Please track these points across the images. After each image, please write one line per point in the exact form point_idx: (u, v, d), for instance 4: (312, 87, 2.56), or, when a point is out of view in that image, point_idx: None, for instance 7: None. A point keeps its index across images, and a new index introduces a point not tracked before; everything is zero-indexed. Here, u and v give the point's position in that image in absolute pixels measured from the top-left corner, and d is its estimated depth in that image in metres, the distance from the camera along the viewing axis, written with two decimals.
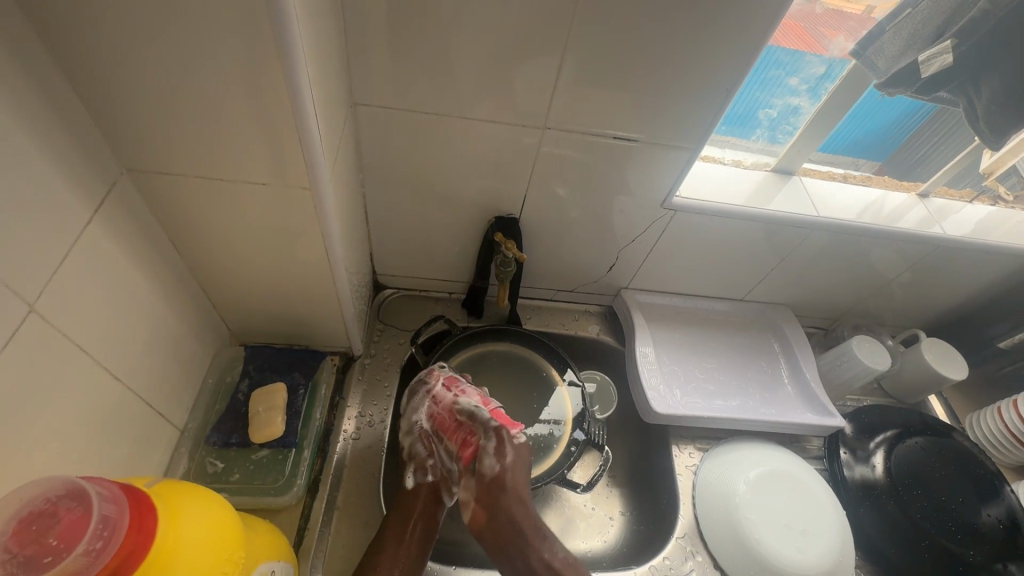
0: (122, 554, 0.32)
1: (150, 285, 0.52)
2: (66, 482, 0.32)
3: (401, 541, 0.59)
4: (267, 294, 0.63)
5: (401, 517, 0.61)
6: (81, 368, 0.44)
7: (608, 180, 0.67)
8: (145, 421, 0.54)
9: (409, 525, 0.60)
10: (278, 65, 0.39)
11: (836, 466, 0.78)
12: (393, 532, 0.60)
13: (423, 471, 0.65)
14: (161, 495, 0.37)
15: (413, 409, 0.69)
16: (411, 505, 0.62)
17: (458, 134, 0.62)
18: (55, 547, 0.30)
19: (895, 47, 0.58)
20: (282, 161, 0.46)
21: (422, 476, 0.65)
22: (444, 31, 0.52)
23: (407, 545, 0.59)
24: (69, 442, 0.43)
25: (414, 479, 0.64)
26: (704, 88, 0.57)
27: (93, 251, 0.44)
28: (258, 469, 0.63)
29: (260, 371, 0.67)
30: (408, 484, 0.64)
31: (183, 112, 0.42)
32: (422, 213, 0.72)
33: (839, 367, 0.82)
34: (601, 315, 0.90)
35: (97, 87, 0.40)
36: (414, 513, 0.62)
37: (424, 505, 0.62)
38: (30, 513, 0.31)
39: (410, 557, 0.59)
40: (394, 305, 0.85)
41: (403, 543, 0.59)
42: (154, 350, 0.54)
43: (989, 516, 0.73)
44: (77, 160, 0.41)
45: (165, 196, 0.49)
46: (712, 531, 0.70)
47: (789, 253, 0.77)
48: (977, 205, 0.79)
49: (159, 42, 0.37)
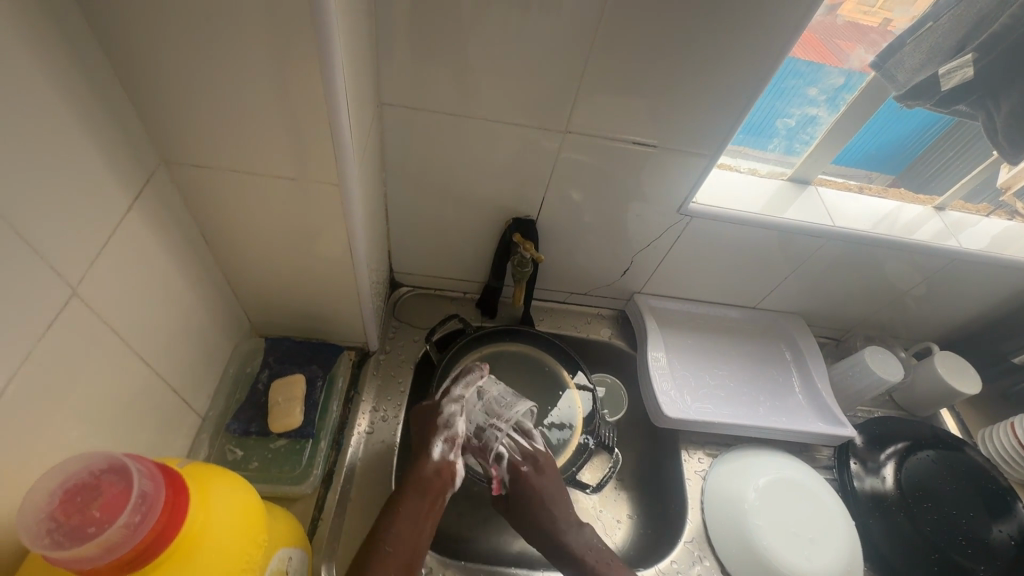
0: (158, 529, 0.33)
1: (180, 274, 0.53)
2: (108, 457, 0.34)
3: (417, 520, 0.60)
4: (289, 287, 0.64)
5: (420, 497, 0.61)
6: (113, 351, 0.45)
7: (626, 185, 0.68)
8: (169, 407, 0.55)
9: (426, 505, 0.61)
10: (315, 63, 0.40)
11: (845, 476, 0.78)
12: (410, 509, 0.60)
13: (451, 446, 0.66)
14: (192, 478, 0.39)
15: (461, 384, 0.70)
16: (433, 478, 0.63)
17: (480, 136, 0.63)
18: (98, 518, 0.32)
19: (915, 60, 0.59)
20: (311, 159, 0.48)
21: (448, 452, 0.65)
22: (471, 35, 0.53)
23: (421, 523, 0.60)
24: (100, 424, 0.45)
25: (441, 451, 0.65)
26: (724, 95, 0.58)
27: (130, 241, 0.45)
28: (275, 458, 0.64)
29: (279, 362, 0.69)
30: (433, 454, 0.65)
31: (220, 107, 0.44)
32: (441, 213, 0.73)
33: (851, 378, 0.82)
34: (613, 319, 0.90)
35: (140, 80, 0.41)
36: (433, 489, 0.62)
37: (443, 484, 0.63)
38: (74, 486, 0.33)
39: (422, 536, 0.59)
40: (410, 303, 0.86)
41: (417, 521, 0.60)
42: (181, 337, 0.55)
43: (1001, 533, 0.73)
44: (119, 151, 0.43)
45: (198, 188, 0.51)
46: (720, 535, 0.71)
47: (802, 263, 0.78)
48: (993, 219, 0.79)
49: (203, 41, 0.39)
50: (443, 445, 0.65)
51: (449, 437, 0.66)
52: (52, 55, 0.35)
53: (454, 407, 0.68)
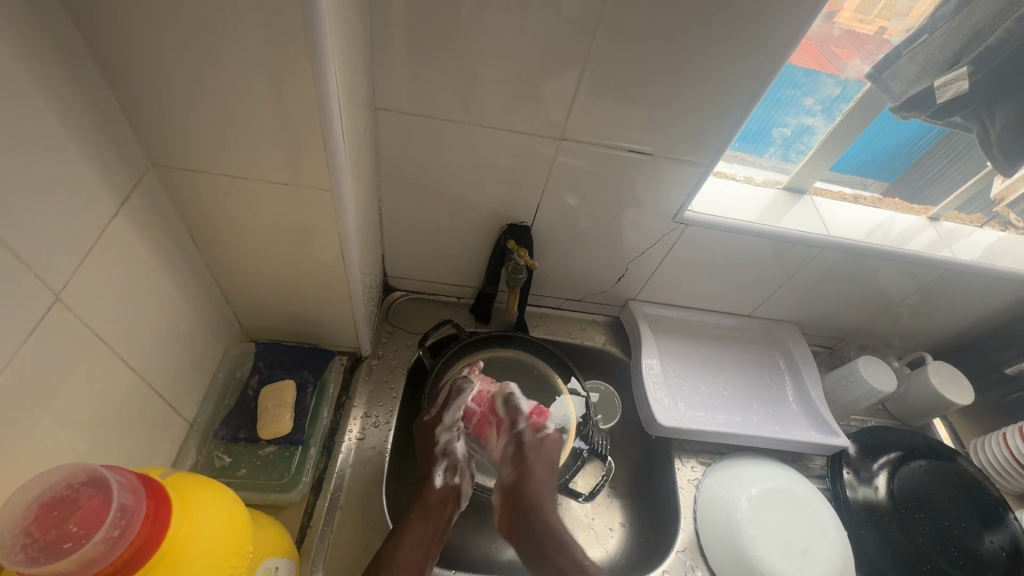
0: (137, 543, 0.33)
1: (168, 279, 0.52)
2: (88, 469, 0.34)
3: (421, 541, 0.61)
4: (280, 291, 0.63)
5: (425, 519, 0.62)
6: (98, 356, 0.44)
7: (622, 192, 0.68)
8: (156, 413, 0.54)
9: (430, 528, 0.62)
10: (308, 67, 0.40)
11: (838, 485, 0.78)
12: (415, 532, 0.61)
13: (454, 472, 0.67)
14: (176, 488, 0.38)
15: (451, 407, 0.70)
16: (438, 505, 0.64)
17: (475, 142, 0.62)
18: (75, 533, 0.31)
19: (911, 71, 0.59)
20: (303, 164, 0.47)
21: (451, 478, 0.67)
22: (468, 40, 0.53)
23: (426, 546, 0.61)
24: (84, 431, 0.44)
25: (444, 478, 0.67)
26: (720, 104, 0.58)
27: (116, 244, 0.44)
28: (264, 464, 0.63)
29: (270, 368, 0.68)
30: (438, 482, 0.66)
31: (211, 111, 0.43)
32: (436, 218, 0.73)
33: (844, 387, 0.81)
34: (608, 325, 0.90)
35: (129, 83, 0.41)
36: (438, 514, 0.64)
37: (449, 509, 0.65)
38: (51, 499, 0.32)
39: (427, 556, 0.61)
40: (403, 307, 0.86)
41: (422, 543, 0.61)
42: (169, 342, 0.55)
43: (992, 543, 0.73)
44: (108, 155, 0.42)
45: (188, 192, 0.50)
46: (712, 545, 0.70)
47: (797, 272, 0.78)
48: (986, 230, 0.79)
49: (195, 42, 0.38)
50: (444, 473, 0.67)
51: (449, 464, 0.67)
52: (38, 57, 0.34)
53: (450, 434, 0.68)
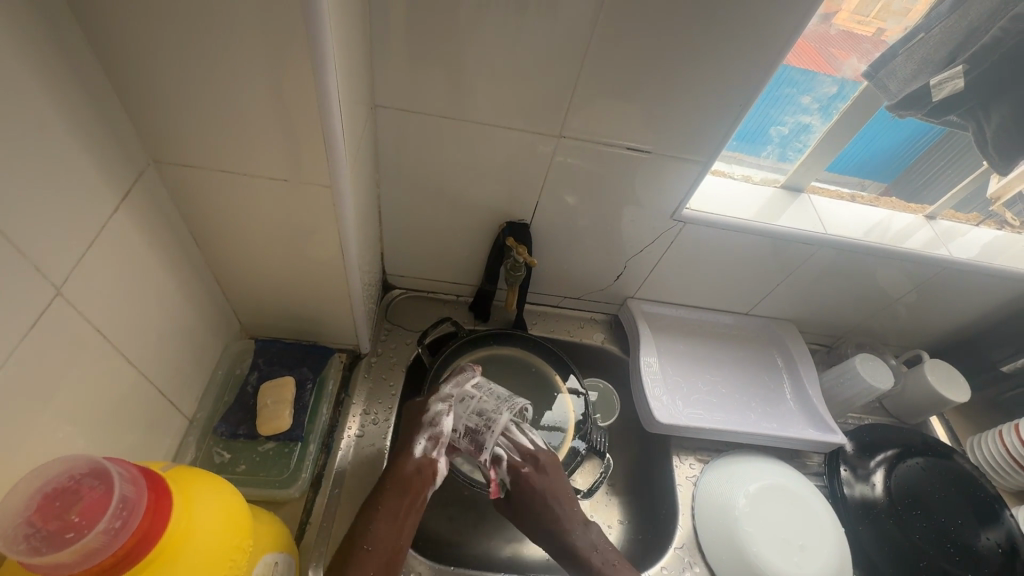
0: (138, 535, 0.33)
1: (168, 275, 0.53)
2: (90, 461, 0.34)
3: (398, 518, 0.59)
4: (279, 288, 0.63)
5: (400, 492, 0.61)
6: (98, 351, 0.44)
7: (621, 190, 0.68)
8: (156, 409, 0.54)
9: (405, 502, 0.60)
10: (308, 64, 0.40)
11: (835, 483, 0.78)
12: (389, 507, 0.59)
13: (434, 444, 0.65)
14: (176, 482, 0.39)
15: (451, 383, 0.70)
16: (413, 477, 0.62)
17: (474, 139, 0.63)
18: (76, 523, 0.31)
19: (907, 71, 0.59)
20: (303, 160, 0.47)
21: (430, 449, 0.65)
22: (467, 37, 0.53)
23: (401, 521, 0.59)
24: (83, 426, 0.44)
25: (423, 448, 0.64)
26: (718, 102, 0.58)
27: (116, 239, 0.44)
28: (264, 461, 0.63)
29: (269, 365, 0.68)
30: (416, 451, 0.64)
31: (210, 107, 0.43)
32: (435, 216, 0.73)
33: (842, 384, 0.82)
34: (606, 323, 0.90)
35: (130, 79, 0.41)
36: (413, 487, 0.62)
37: (423, 482, 0.62)
38: (53, 490, 0.32)
39: (402, 532, 0.59)
40: (402, 306, 0.86)
41: (396, 519, 0.59)
42: (168, 338, 0.55)
43: (988, 540, 0.73)
44: (108, 149, 0.42)
45: (188, 188, 0.50)
46: (710, 541, 0.70)
47: (794, 270, 0.78)
48: (982, 228, 0.79)
49: (196, 39, 0.39)
50: (425, 443, 0.65)
51: (432, 434, 0.66)
52: (39, 52, 0.34)
53: (442, 404, 0.67)
